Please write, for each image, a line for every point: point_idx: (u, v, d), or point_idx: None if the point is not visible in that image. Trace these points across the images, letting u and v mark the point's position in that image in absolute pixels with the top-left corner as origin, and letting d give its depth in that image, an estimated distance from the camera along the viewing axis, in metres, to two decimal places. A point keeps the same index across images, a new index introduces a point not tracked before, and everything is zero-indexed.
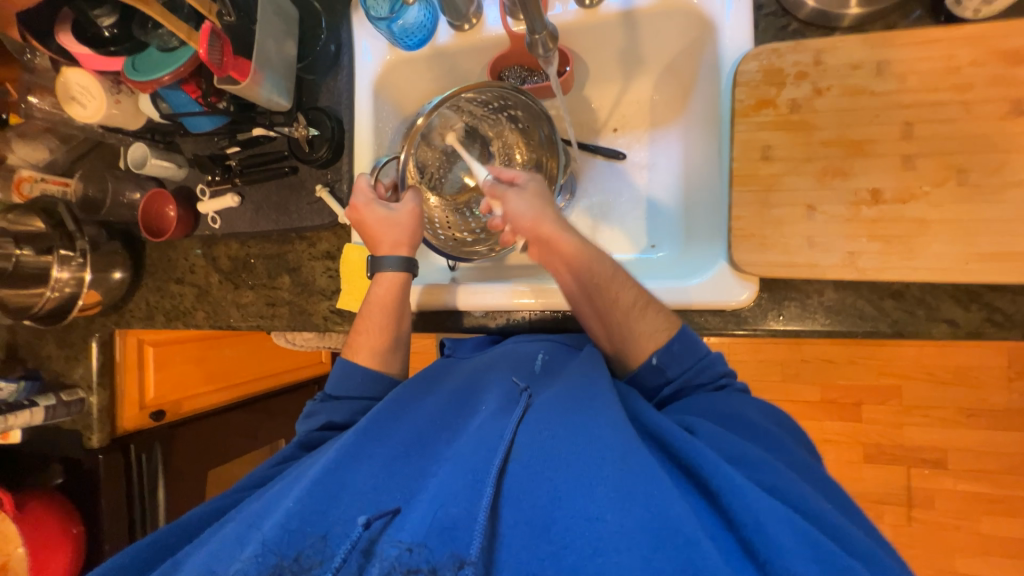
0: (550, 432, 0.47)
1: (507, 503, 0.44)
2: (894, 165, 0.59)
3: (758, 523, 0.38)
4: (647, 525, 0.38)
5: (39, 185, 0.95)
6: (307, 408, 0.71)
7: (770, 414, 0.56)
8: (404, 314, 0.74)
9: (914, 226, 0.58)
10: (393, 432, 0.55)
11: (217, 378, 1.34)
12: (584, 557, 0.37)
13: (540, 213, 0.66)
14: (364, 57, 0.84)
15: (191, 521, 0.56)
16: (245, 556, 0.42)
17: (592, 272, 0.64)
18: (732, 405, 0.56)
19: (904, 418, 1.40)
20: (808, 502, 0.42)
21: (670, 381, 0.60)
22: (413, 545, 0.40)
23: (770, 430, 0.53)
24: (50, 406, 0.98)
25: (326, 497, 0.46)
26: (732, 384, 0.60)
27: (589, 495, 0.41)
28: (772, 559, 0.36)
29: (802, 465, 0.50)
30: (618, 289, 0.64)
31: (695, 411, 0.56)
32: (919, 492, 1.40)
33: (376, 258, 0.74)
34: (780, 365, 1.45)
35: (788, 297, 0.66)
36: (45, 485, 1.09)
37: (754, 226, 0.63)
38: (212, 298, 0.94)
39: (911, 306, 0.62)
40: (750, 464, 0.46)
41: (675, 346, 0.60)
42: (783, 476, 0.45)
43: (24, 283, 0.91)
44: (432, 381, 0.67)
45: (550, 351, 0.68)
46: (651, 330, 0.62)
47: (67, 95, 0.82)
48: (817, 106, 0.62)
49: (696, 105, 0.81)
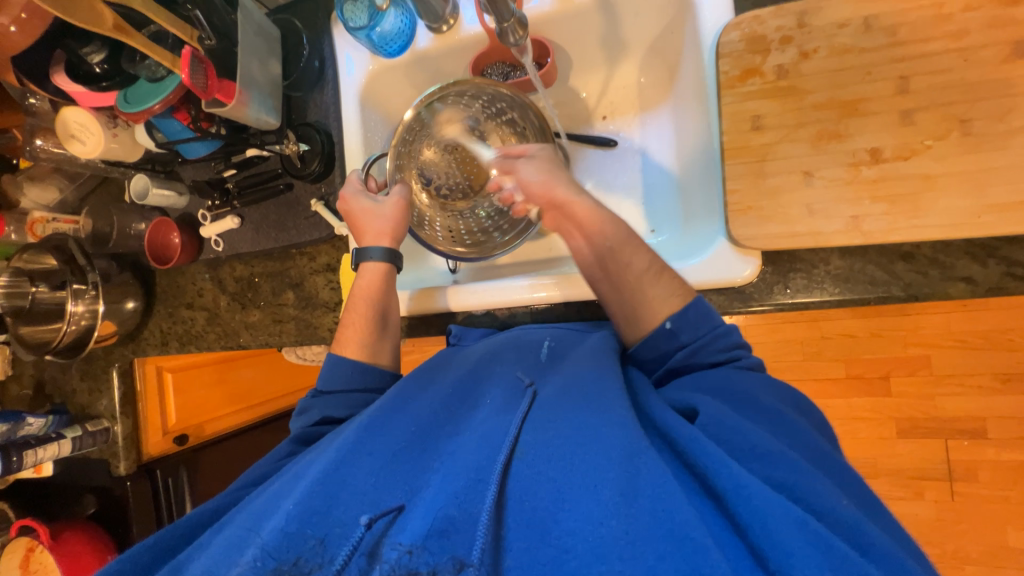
0: (556, 431, 0.47)
1: (510, 505, 0.43)
2: (892, 122, 0.57)
3: (763, 522, 0.37)
4: (653, 532, 0.37)
5: (52, 226, 0.98)
6: (301, 405, 0.70)
7: (778, 388, 0.53)
8: (389, 306, 0.75)
9: (918, 182, 0.56)
10: (394, 425, 0.54)
11: (235, 400, 1.38)
12: (585, 563, 0.38)
13: (549, 176, 0.69)
14: (348, 70, 0.85)
15: (190, 521, 0.55)
16: (245, 560, 0.42)
17: (605, 236, 0.64)
18: (745, 386, 0.52)
19: (936, 388, 1.35)
20: (823, 500, 0.40)
21: (683, 346, 0.57)
22: (413, 547, 0.40)
23: (782, 412, 0.49)
24: (76, 436, 1.00)
25: (326, 496, 0.45)
26: (745, 360, 0.56)
27: (594, 500, 0.41)
28: (781, 566, 0.34)
29: (828, 460, 0.46)
30: (630, 252, 0.62)
31: (706, 387, 0.53)
32: (960, 465, 1.34)
33: (361, 249, 0.75)
34: (800, 343, 1.41)
35: (793, 269, 0.64)
36: (79, 515, 1.12)
37: (750, 198, 0.62)
38: (221, 319, 0.96)
39: (925, 267, 0.60)
40: (765, 455, 0.43)
41: (690, 312, 0.57)
42: (795, 467, 0.42)
43: (45, 319, 0.95)
44: (434, 373, 0.66)
45: (557, 338, 0.68)
46: (664, 296, 0.60)
47: (68, 133, 0.85)
48: (805, 69, 0.60)
49: (682, 84, 0.80)
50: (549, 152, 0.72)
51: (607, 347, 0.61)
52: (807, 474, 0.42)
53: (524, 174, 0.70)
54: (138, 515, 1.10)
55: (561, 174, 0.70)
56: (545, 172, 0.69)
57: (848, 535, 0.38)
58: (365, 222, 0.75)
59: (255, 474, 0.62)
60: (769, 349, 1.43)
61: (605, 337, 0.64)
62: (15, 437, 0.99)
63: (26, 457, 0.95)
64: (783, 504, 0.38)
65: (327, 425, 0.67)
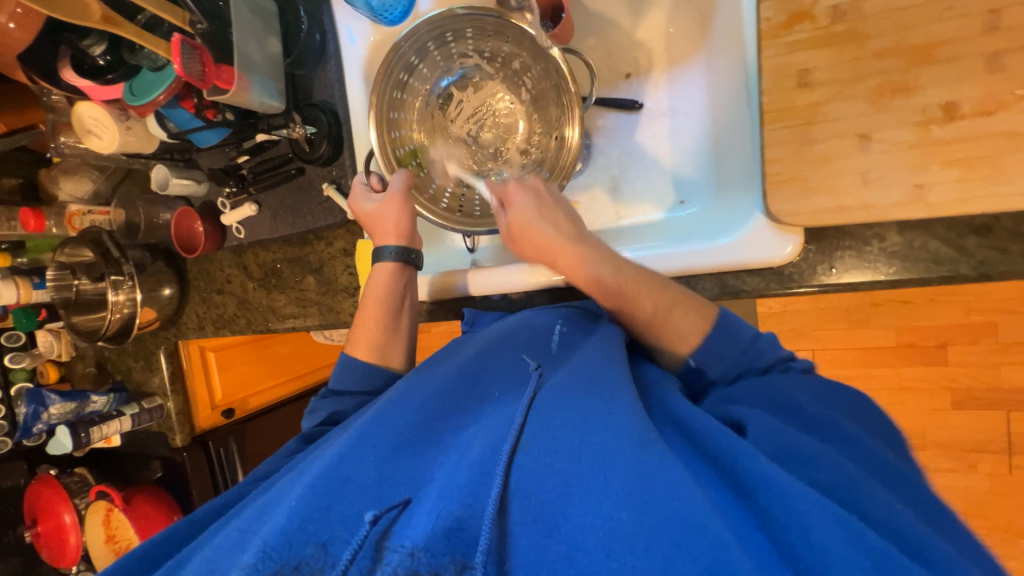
0: (561, 419, 0.44)
1: (514, 499, 0.40)
2: (975, 69, 0.47)
3: (802, 524, 0.33)
4: (664, 522, 0.35)
5: (88, 218, 1.02)
6: (311, 404, 0.72)
7: (816, 390, 0.50)
8: (407, 291, 0.75)
9: (1003, 142, 0.47)
10: (398, 414, 0.52)
11: (276, 373, 1.44)
12: (596, 560, 0.35)
13: (538, 226, 0.66)
14: (348, 41, 0.80)
15: (203, 516, 0.56)
16: (245, 560, 0.41)
17: (625, 295, 0.60)
18: (785, 391, 0.49)
19: (1000, 357, 1.23)
20: (873, 501, 0.37)
21: (714, 381, 0.56)
22: (415, 549, 0.39)
23: (834, 423, 0.45)
24: (134, 414, 1.10)
25: (328, 492, 0.44)
26: (790, 367, 0.54)
27: (603, 493, 0.38)
28: (814, 564, 0.32)
29: (887, 472, 0.42)
30: (636, 290, 0.59)
31: (742, 399, 0.50)
32: (1022, 438, 1.24)
33: (376, 249, 0.74)
34: (846, 311, 1.32)
35: (840, 247, 0.58)
36: (149, 479, 1.23)
37: (793, 168, 0.54)
38: (250, 304, 0.99)
39: (1002, 241, 0.52)
40: (809, 458, 0.40)
41: (714, 342, 0.55)
42: (832, 467, 0.39)
43: (88, 308, 1.00)
44: (441, 359, 0.63)
45: (567, 319, 0.64)
46: (684, 332, 0.57)
47: (85, 129, 0.86)
48: (866, 9, 0.51)
49: (717, 32, 0.70)
50: (538, 184, 0.70)
51: (614, 337, 0.57)
52: (855, 478, 0.38)
53: (515, 213, 0.68)
54: (195, 482, 1.20)
55: (554, 213, 0.68)
56: (536, 211, 0.67)
57: (903, 540, 0.35)
58: (372, 223, 0.73)
59: (263, 471, 0.62)
60: (810, 317, 1.34)
61: (613, 323, 0.61)
62: (83, 414, 1.10)
63: (93, 432, 1.06)
64: (818, 499, 0.35)
65: (334, 424, 0.69)
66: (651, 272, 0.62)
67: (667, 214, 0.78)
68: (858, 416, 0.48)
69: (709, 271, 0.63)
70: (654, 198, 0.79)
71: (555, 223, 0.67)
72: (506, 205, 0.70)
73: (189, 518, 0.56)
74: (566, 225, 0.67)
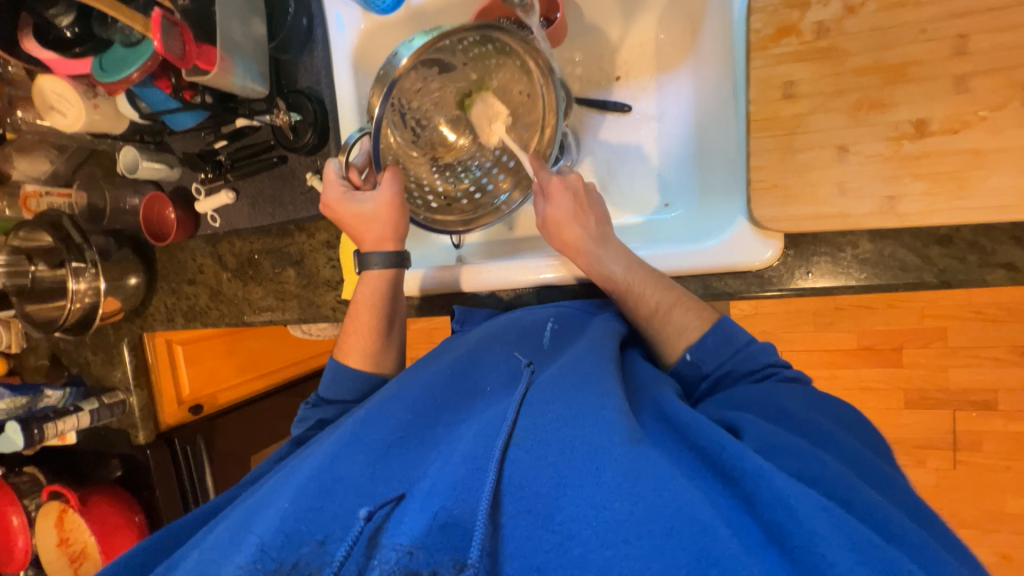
0: (555, 413, 0.44)
1: (507, 491, 0.40)
2: (943, 89, 0.51)
3: (792, 510, 0.34)
4: (657, 512, 0.35)
5: (45, 200, 0.95)
6: (300, 413, 0.71)
7: (812, 401, 0.51)
8: (398, 297, 0.74)
9: (967, 158, 0.50)
10: (389, 413, 0.51)
11: (248, 368, 1.39)
12: (590, 550, 0.35)
13: (570, 222, 0.67)
14: (338, 29, 0.78)
15: (184, 524, 0.54)
16: (240, 560, 0.40)
17: (636, 303, 0.63)
18: (777, 396, 0.50)
19: (949, 360, 1.32)
20: (854, 491, 0.38)
21: (706, 377, 0.57)
22: (413, 547, 0.39)
23: (824, 424, 0.47)
24: (93, 409, 1.03)
25: (320, 492, 0.43)
26: (779, 373, 0.55)
27: (597, 484, 0.38)
28: (802, 543, 0.33)
29: (869, 466, 0.43)
30: (645, 288, 0.62)
31: (741, 404, 0.51)
32: (966, 435, 1.33)
33: (362, 254, 0.72)
34: (812, 315, 1.38)
35: (817, 252, 0.60)
36: (107, 478, 1.17)
37: (776, 175, 0.57)
38: (224, 296, 0.95)
39: (962, 251, 0.56)
40: (799, 453, 0.42)
41: (709, 339, 0.58)
42: (818, 463, 0.41)
43: (44, 296, 0.93)
44: (432, 357, 0.62)
45: (559, 318, 0.65)
46: (683, 326, 0.60)
47: (47, 104, 0.80)
48: (848, 27, 0.54)
49: (706, 41, 0.72)
50: (587, 187, 0.70)
51: (609, 333, 0.60)
52: (838, 471, 0.40)
53: (552, 207, 0.68)
54: (159, 481, 1.14)
55: (587, 213, 0.68)
56: (573, 211, 0.68)
57: (878, 525, 0.36)
58: (362, 227, 0.69)
59: (253, 474, 0.61)
60: (779, 319, 1.40)
61: (610, 321, 0.63)
62: (36, 409, 1.02)
63: (47, 430, 0.98)
64: (804, 489, 0.36)
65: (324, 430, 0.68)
66: (658, 274, 0.65)
67: (652, 216, 0.80)
68: (857, 424, 0.49)
69: (693, 273, 0.65)
70: (639, 199, 0.81)
71: (586, 224, 0.68)
72: (545, 198, 0.69)
73: (187, 517, 0.55)
74: (596, 227, 0.68)
